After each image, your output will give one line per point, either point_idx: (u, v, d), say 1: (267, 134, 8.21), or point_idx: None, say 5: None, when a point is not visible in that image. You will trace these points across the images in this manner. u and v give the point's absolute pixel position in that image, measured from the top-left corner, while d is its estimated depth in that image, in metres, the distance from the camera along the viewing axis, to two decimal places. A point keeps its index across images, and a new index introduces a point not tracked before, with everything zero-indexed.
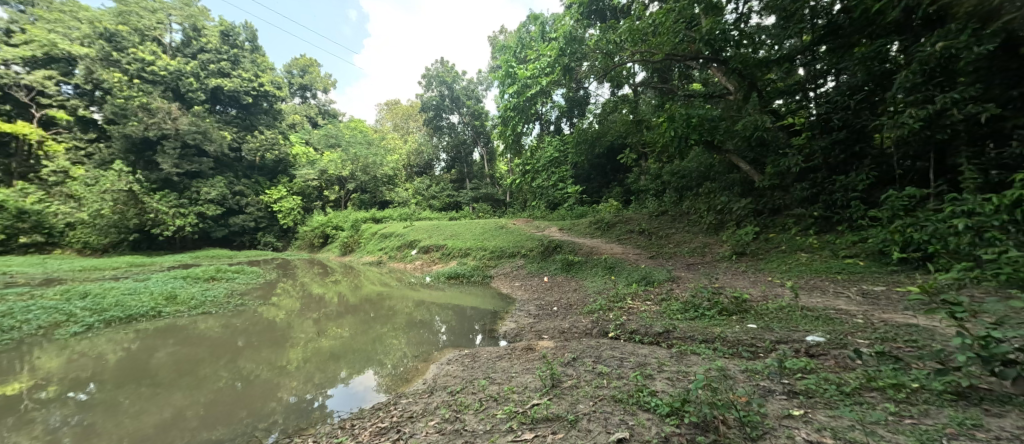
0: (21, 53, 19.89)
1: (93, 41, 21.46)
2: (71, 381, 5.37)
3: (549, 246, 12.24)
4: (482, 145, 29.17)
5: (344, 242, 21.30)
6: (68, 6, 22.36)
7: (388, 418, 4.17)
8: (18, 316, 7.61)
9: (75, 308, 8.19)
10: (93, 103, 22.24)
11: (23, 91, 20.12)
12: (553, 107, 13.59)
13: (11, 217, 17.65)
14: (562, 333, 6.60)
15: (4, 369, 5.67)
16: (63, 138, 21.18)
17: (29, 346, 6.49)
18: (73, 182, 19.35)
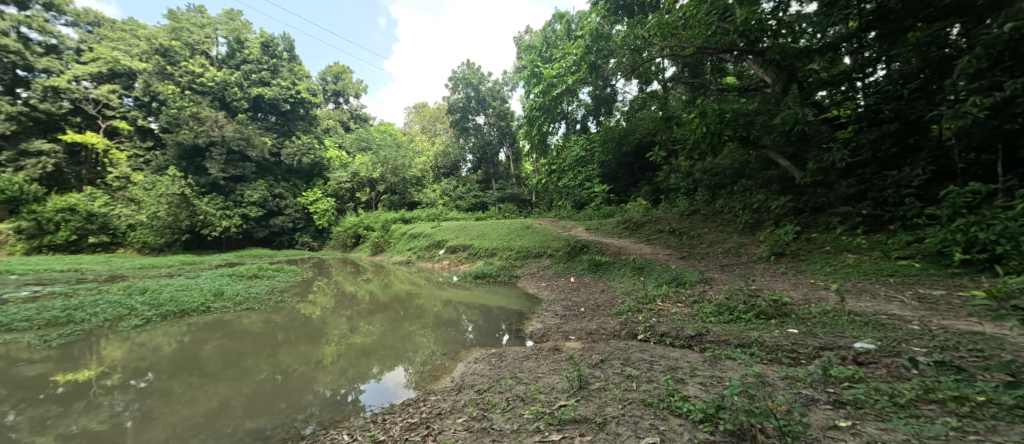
0: (89, 69, 21.83)
1: (150, 56, 23.14)
2: (133, 370, 5.78)
3: (575, 246, 12.10)
4: (508, 145, 29.30)
5: (375, 242, 21.89)
6: (128, 25, 24.41)
7: (417, 414, 4.24)
8: (88, 309, 8.28)
9: (137, 302, 8.83)
10: (150, 114, 24.00)
11: (91, 104, 22.03)
12: (580, 106, 13.42)
13: (82, 219, 19.24)
14: (590, 334, 6.50)
15: (76, 357, 6.18)
16: (126, 147, 22.97)
17: (97, 336, 7.03)
18: (133, 187, 20.92)
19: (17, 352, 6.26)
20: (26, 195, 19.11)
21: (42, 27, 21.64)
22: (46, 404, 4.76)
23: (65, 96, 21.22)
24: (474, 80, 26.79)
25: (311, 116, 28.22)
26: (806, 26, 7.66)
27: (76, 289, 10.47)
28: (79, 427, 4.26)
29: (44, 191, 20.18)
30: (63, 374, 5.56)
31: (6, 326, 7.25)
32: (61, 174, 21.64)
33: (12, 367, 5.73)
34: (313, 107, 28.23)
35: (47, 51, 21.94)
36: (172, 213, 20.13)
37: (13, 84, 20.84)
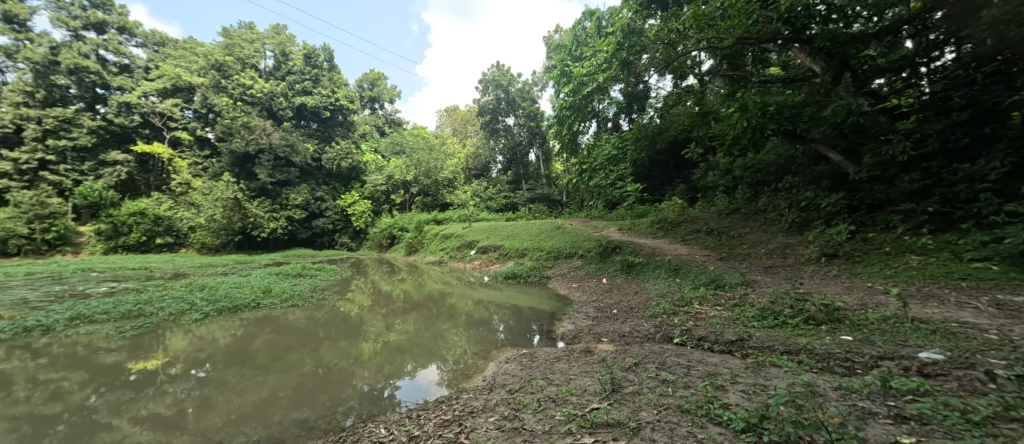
0: (156, 85, 23.90)
1: (207, 71, 24.77)
2: (193, 360, 6.20)
3: (607, 246, 11.84)
4: (538, 146, 29.24)
5: (409, 242, 22.46)
6: (189, 44, 26.49)
7: (450, 412, 4.27)
8: (155, 303, 9.00)
9: (197, 298, 9.49)
10: (207, 124, 25.82)
11: (157, 117, 24.08)
12: (611, 104, 13.12)
13: (151, 221, 21.01)
14: (623, 337, 6.33)
15: (146, 347, 6.70)
16: (188, 156, 24.68)
17: (163, 329, 7.60)
18: (193, 192, 22.34)
19: (97, 342, 6.87)
20: (105, 201, 21.23)
21: (116, 48, 23.93)
22: (120, 389, 5.18)
23: (136, 111, 23.38)
24: (504, 82, 26.88)
25: (349, 122, 29.38)
26: (860, 9, 7.02)
27: (145, 285, 11.39)
28: (147, 412, 4.60)
29: (119, 196, 22.22)
30: (134, 363, 6.04)
31: (88, 317, 7.98)
32: (134, 181, 23.98)
33: (92, 355, 6.29)
34: (351, 113, 29.35)
35: (121, 70, 24.35)
36: (226, 216, 21.49)
37: (93, 100, 23.04)
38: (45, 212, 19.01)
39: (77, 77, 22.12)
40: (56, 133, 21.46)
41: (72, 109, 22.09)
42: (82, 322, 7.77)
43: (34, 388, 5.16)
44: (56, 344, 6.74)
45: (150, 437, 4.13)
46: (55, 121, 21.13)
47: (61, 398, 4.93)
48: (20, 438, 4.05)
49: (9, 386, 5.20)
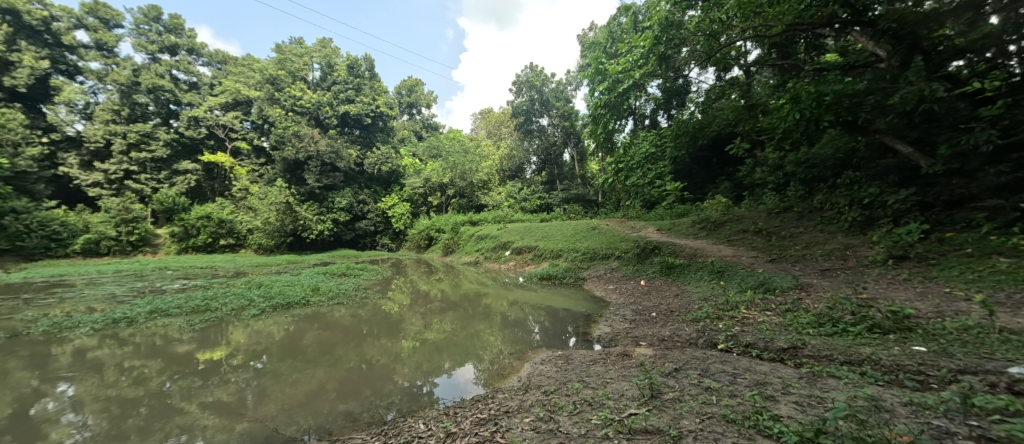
0: (219, 100, 25.98)
1: (262, 85, 26.43)
2: (252, 352, 6.61)
3: (646, 247, 11.47)
4: (573, 146, 28.92)
5: (446, 243, 22.93)
6: (247, 61, 28.68)
7: (486, 410, 4.27)
8: (219, 299, 9.73)
9: (254, 295, 10.14)
10: (263, 134, 27.68)
11: (220, 129, 26.13)
12: (649, 101, 12.65)
13: (215, 224, 22.78)
14: (662, 342, 6.09)
15: (212, 340, 7.23)
16: (246, 163, 26.54)
17: (226, 323, 8.18)
18: (251, 197, 23.97)
19: (171, 333, 7.50)
20: (178, 206, 23.23)
21: (186, 68, 26.21)
22: (191, 376, 5.63)
23: (203, 124, 25.49)
24: (538, 83, 26.81)
25: (389, 128, 30.43)
26: None
27: (211, 283, 12.33)
28: (214, 399, 4.97)
29: (189, 201, 24.26)
30: (202, 353, 6.53)
31: (163, 311, 8.74)
32: (201, 188, 26.24)
33: (168, 345, 6.88)
34: (390, 119, 30.41)
35: (190, 88, 26.95)
36: (279, 219, 22.87)
37: (167, 116, 25.28)
38: (128, 217, 21.17)
39: (154, 95, 24.36)
40: (137, 146, 23.74)
41: (150, 123, 24.32)
42: (160, 316, 8.52)
43: (120, 373, 5.71)
44: (138, 334, 7.42)
45: (215, 422, 4.45)
46: (136, 134, 23.30)
47: (142, 383, 5.42)
48: (109, 418, 4.51)
49: (101, 371, 5.79)
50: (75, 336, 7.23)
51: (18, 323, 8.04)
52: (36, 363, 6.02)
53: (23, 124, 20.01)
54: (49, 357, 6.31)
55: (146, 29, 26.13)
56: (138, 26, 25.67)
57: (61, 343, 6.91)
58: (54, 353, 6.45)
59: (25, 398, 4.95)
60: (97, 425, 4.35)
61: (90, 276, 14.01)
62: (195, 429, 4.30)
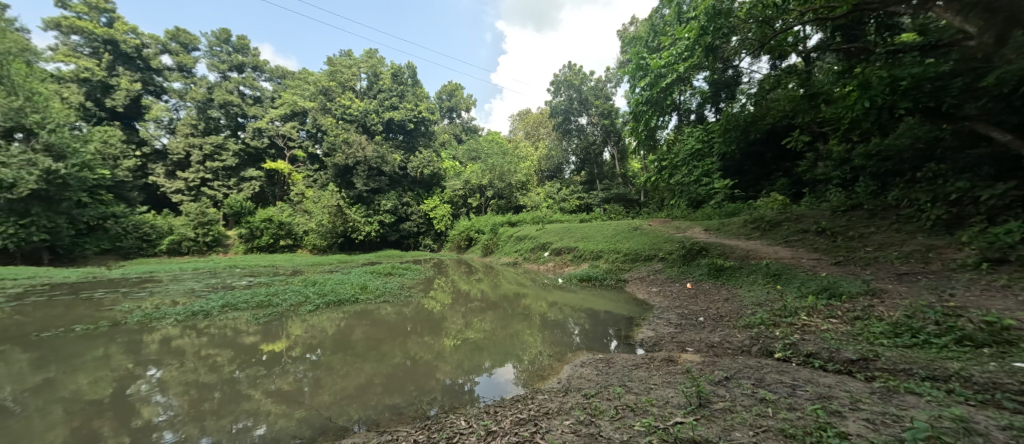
0: (279, 112, 27.99)
1: (315, 95, 28.08)
2: (308, 345, 7.01)
3: (692, 248, 10.94)
4: (613, 144, 28.15)
5: (485, 244, 23.21)
6: (303, 74, 30.74)
7: (526, 411, 4.23)
8: (279, 295, 10.43)
9: (310, 291, 10.77)
10: (316, 141, 29.43)
11: (281, 138, 28.10)
12: (694, 96, 12.06)
13: (276, 226, 24.49)
14: (711, 348, 5.76)
15: (274, 332, 7.73)
16: (302, 169, 28.20)
17: (286, 317, 8.74)
18: (306, 201, 25.49)
19: (240, 325, 8.13)
20: (245, 210, 25.23)
21: (250, 84, 28.31)
22: (255, 366, 6.05)
23: (265, 134, 27.51)
24: (576, 82, 26.31)
25: (430, 132, 31.31)
26: None
27: (273, 280, 13.23)
28: (276, 387, 5.31)
29: (254, 205, 26.23)
30: (265, 345, 7.00)
31: (232, 305, 9.48)
32: (263, 192, 28.08)
33: (237, 336, 7.46)
34: (431, 123, 31.27)
35: (254, 101, 29.26)
36: (331, 221, 24.16)
37: (235, 128, 27.55)
38: (204, 221, 22.94)
39: (225, 109, 26.77)
40: (211, 157, 25.99)
41: (222, 135, 26.58)
42: (230, 309, 9.26)
43: (198, 360, 6.26)
44: (212, 325, 8.10)
45: (277, 408, 4.75)
46: (210, 146, 25.54)
47: (216, 369, 5.91)
48: (189, 400, 4.96)
49: (182, 358, 6.38)
50: (162, 326, 8.02)
51: (117, 312, 9.06)
52: (132, 349, 6.74)
53: (118, 138, 22.68)
54: (141, 343, 7.04)
55: (218, 50, 28.76)
56: (211, 48, 28.26)
57: (151, 331, 7.69)
58: (146, 340, 7.20)
59: (122, 378, 5.56)
60: (180, 407, 4.79)
61: (173, 273, 15.58)
62: (260, 415, 4.60)
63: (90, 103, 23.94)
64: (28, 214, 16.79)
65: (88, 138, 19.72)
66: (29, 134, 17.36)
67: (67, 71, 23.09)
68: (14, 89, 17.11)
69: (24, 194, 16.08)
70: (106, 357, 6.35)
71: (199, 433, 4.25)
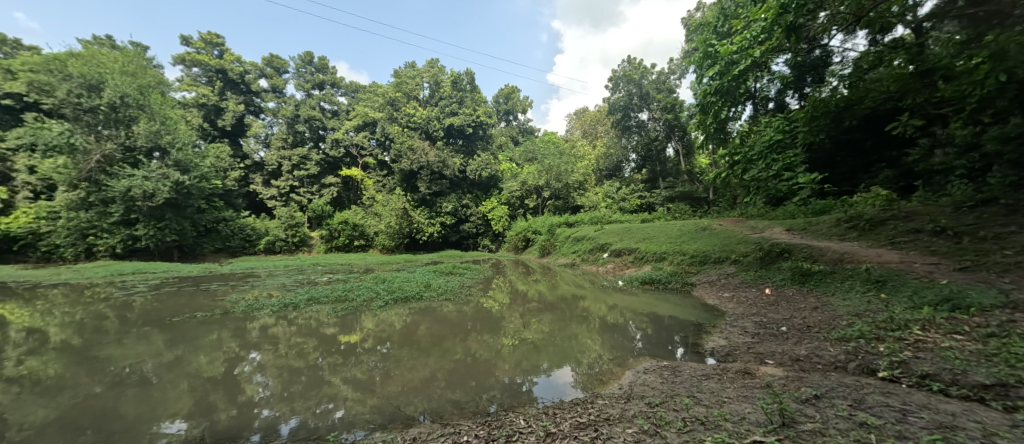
0: (352, 123, 30.19)
1: (384, 106, 29.92)
2: (379, 338, 7.41)
3: (772, 251, 9.92)
4: (677, 140, 26.50)
5: (542, 245, 23.13)
6: (373, 88, 32.94)
7: (586, 414, 4.07)
8: (354, 291, 11.20)
9: (380, 288, 11.44)
10: (384, 149, 31.33)
11: (354, 148, 30.31)
12: (774, 82, 10.93)
13: (350, 227, 26.38)
14: (796, 362, 5.13)
15: (350, 325, 8.31)
16: (372, 175, 30.10)
17: (360, 311, 9.36)
18: (376, 204, 27.07)
19: (322, 317, 8.86)
20: (325, 213, 27.57)
21: (329, 99, 30.76)
22: (335, 354, 6.52)
23: (342, 144, 29.77)
24: (636, 76, 25.06)
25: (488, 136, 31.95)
26: None
27: (349, 277, 14.29)
28: (351, 375, 5.67)
29: (332, 209, 28.56)
30: (342, 336, 7.51)
31: (314, 299, 10.37)
32: (340, 197, 30.47)
33: (319, 327, 8.13)
34: (489, 127, 31.87)
35: (331, 114, 31.92)
36: (398, 223, 25.53)
37: (316, 140, 30.26)
38: (292, 223, 25.42)
39: (309, 123, 29.53)
40: (298, 166, 28.75)
41: (307, 147, 29.26)
42: (314, 302, 10.13)
43: (288, 347, 6.89)
44: (300, 316, 8.90)
45: (353, 394, 5.05)
46: (297, 157, 28.23)
47: (302, 356, 6.46)
48: (282, 382, 5.45)
49: (276, 344, 7.06)
50: (261, 315, 8.98)
51: (227, 302, 10.33)
52: (238, 334, 7.63)
53: (227, 153, 26.04)
54: (246, 330, 7.94)
55: (304, 70, 31.81)
56: (298, 69, 31.36)
57: (252, 320, 8.65)
58: (248, 327, 8.09)
59: (231, 359, 6.29)
60: (274, 387, 5.29)
61: (269, 269, 17.45)
62: (339, 399, 4.92)
63: (208, 124, 27.75)
64: (164, 218, 20.09)
65: (205, 154, 22.90)
66: (163, 152, 20.78)
67: (190, 98, 27.05)
68: (152, 115, 20.34)
69: (159, 202, 19.20)
70: (219, 340, 7.24)
71: (289, 411, 4.64)
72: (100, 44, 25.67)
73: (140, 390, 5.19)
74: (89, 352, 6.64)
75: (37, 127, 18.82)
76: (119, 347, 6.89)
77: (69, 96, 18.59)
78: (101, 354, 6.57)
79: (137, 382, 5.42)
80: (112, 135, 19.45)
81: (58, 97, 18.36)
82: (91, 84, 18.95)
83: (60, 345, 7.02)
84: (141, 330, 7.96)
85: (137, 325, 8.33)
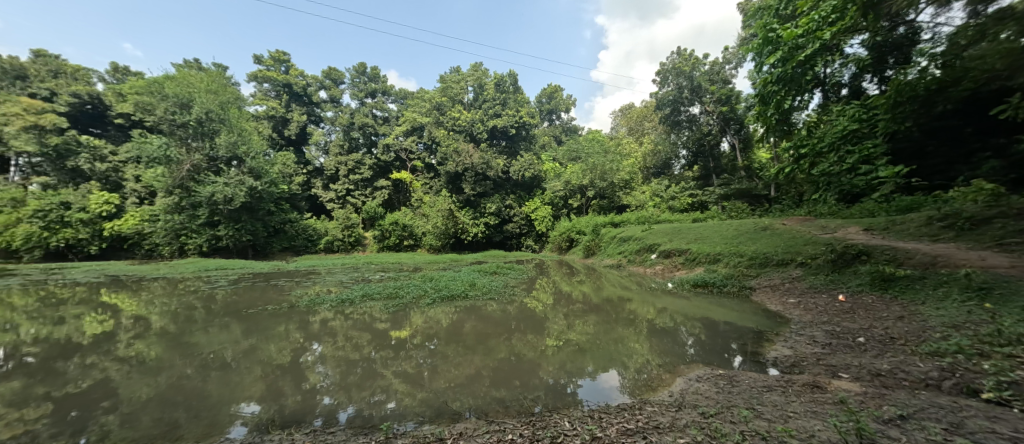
0: (401, 128, 31.41)
1: (430, 111, 30.82)
2: (427, 335, 7.58)
3: (846, 253, 8.99)
4: (733, 134, 24.85)
5: (586, 245, 22.68)
6: (420, 93, 34.11)
7: (635, 420, 3.88)
8: (404, 288, 11.59)
9: (428, 286, 11.76)
10: (431, 152, 32.27)
11: (404, 152, 31.48)
12: (847, 65, 9.92)
13: (400, 228, 27.41)
14: (878, 376, 4.57)
15: (400, 321, 8.59)
16: (420, 178, 31.07)
17: (409, 308, 9.65)
18: (424, 205, 27.92)
19: (375, 313, 9.24)
20: (377, 214, 28.86)
21: (381, 106, 32.20)
22: (387, 349, 6.75)
23: (392, 149, 31.06)
24: (687, 68, 23.79)
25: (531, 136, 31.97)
26: None
27: (399, 275, 14.86)
28: (402, 369, 5.83)
29: (384, 211, 29.81)
30: (393, 332, 7.78)
31: (367, 295, 10.86)
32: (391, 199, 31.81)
33: (372, 322, 8.48)
34: (532, 127, 31.86)
35: (382, 120, 33.42)
36: (444, 223, 26.19)
37: (369, 145, 31.80)
38: (348, 224, 26.83)
39: (362, 129, 31.10)
40: (353, 171, 30.36)
41: (361, 152, 30.85)
42: (367, 299, 10.60)
43: (345, 340, 7.24)
44: (355, 312, 9.35)
45: (403, 387, 5.18)
46: (352, 162, 29.80)
47: (358, 349, 6.75)
48: (340, 372, 5.73)
49: (335, 337, 7.45)
50: (321, 309, 9.54)
51: (292, 297, 11.11)
52: (302, 326, 8.15)
53: (293, 160, 28.18)
54: (308, 322, 8.47)
55: (358, 80, 33.60)
56: (353, 79, 33.21)
57: (314, 313, 9.21)
58: (311, 320, 8.62)
59: (296, 349, 6.72)
60: (334, 377, 5.56)
61: (328, 267, 18.55)
62: (390, 392, 5.07)
63: (276, 134, 30.21)
64: (240, 220, 22.00)
65: (273, 162, 24.85)
66: (240, 161, 22.74)
67: (262, 111, 29.62)
68: (231, 127, 22.32)
69: (236, 205, 21.09)
70: (287, 331, 7.78)
71: (347, 400, 4.83)
72: (189, 66, 28.90)
73: (222, 373, 5.68)
74: (182, 338, 7.40)
75: (141, 142, 21.66)
76: (205, 334, 7.61)
77: (167, 113, 21.23)
78: (191, 340, 7.29)
79: (219, 367, 5.93)
80: (199, 146, 21.81)
81: (159, 115, 21.09)
82: (183, 103, 21.41)
83: (159, 331, 7.90)
84: (221, 320, 8.75)
85: (219, 315, 9.18)
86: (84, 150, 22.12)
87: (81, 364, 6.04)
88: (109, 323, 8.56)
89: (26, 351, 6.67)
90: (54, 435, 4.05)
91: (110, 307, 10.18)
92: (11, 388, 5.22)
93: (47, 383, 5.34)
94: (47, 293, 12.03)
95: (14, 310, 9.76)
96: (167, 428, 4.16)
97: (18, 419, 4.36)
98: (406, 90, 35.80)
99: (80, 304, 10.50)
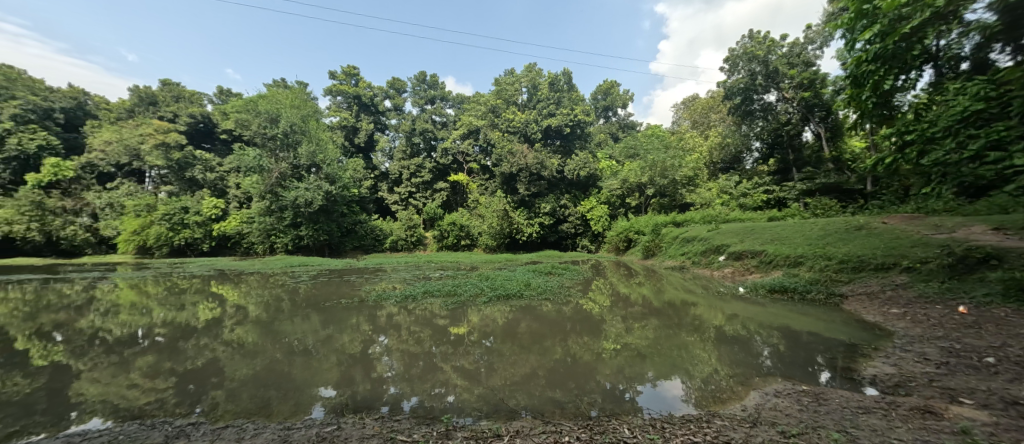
0: (458, 131, 32.05)
1: (485, 113, 31.33)
2: (483, 332, 7.63)
3: (969, 256, 7.61)
4: (817, 123, 22.26)
5: (645, 246, 21.65)
6: (477, 97, 34.89)
7: (702, 434, 3.55)
8: (461, 286, 11.83)
9: (485, 285, 11.88)
10: (486, 153, 32.83)
11: (461, 155, 31.85)
12: (968, 35, 8.40)
13: (457, 228, 28.22)
14: (1016, 404, 3.77)
15: (458, 318, 8.76)
16: (476, 179, 31.76)
17: (466, 305, 9.83)
18: (479, 205, 28.45)
19: (434, 309, 9.53)
20: (437, 215, 29.95)
21: (440, 112, 33.39)
22: (446, 344, 6.89)
23: (450, 152, 31.59)
24: (760, 52, 21.79)
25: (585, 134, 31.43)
26: None
27: (457, 274, 15.25)
28: (460, 364, 5.90)
29: (442, 212, 30.85)
30: (452, 328, 7.95)
31: (428, 292, 11.23)
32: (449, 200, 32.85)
33: (432, 318, 8.73)
34: (586, 125, 31.40)
35: (441, 124, 34.60)
36: (499, 223, 26.55)
37: (429, 150, 33.09)
38: (410, 224, 28.12)
39: (422, 134, 32.43)
40: (414, 174, 31.77)
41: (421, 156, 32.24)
42: (427, 295, 10.97)
43: (408, 334, 7.51)
44: (417, 308, 9.70)
45: (462, 382, 5.24)
46: (414, 166, 31.20)
47: (420, 343, 6.98)
48: (404, 364, 5.93)
49: (399, 330, 7.76)
50: (386, 304, 10.03)
51: (361, 292, 11.83)
52: (370, 319, 8.63)
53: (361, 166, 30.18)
54: (375, 316, 8.93)
55: (419, 88, 35.17)
56: (414, 87, 34.81)
57: (380, 308, 9.71)
58: (378, 314, 9.09)
59: (365, 340, 7.10)
60: (398, 368, 5.78)
61: (392, 265, 19.61)
62: (450, 385, 5.14)
63: (348, 142, 32.52)
64: (318, 221, 24.04)
65: (345, 168, 26.70)
66: (317, 168, 24.83)
67: (335, 121, 32.10)
68: (311, 137, 24.44)
69: (314, 207, 23.03)
70: (357, 324, 8.27)
71: (410, 391, 4.98)
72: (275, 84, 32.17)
73: (305, 359, 6.15)
74: (273, 326, 8.17)
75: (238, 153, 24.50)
76: (290, 323, 8.33)
77: (260, 127, 23.68)
78: (279, 328, 8.02)
79: (302, 353, 6.44)
80: (286, 156, 24.06)
81: (254, 129, 23.66)
82: (272, 117, 23.61)
83: (255, 319, 8.80)
84: (302, 311, 9.54)
85: (301, 307, 10.02)
86: (195, 162, 25.51)
87: (197, 344, 6.88)
88: (216, 310, 9.71)
89: (156, 331, 7.76)
90: (177, 403, 4.61)
91: (217, 297, 11.58)
92: (146, 361, 6.07)
93: (171, 359, 6.14)
94: (171, 283, 14.01)
95: (147, 297, 11.46)
96: (261, 405, 4.56)
97: (151, 388, 5.04)
98: (463, 95, 36.86)
99: (195, 293, 12.07)
